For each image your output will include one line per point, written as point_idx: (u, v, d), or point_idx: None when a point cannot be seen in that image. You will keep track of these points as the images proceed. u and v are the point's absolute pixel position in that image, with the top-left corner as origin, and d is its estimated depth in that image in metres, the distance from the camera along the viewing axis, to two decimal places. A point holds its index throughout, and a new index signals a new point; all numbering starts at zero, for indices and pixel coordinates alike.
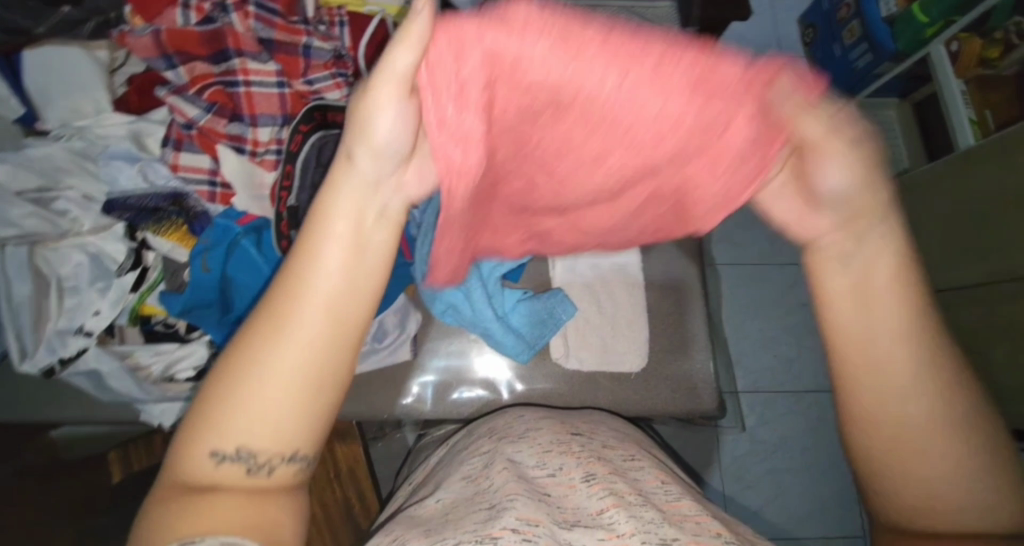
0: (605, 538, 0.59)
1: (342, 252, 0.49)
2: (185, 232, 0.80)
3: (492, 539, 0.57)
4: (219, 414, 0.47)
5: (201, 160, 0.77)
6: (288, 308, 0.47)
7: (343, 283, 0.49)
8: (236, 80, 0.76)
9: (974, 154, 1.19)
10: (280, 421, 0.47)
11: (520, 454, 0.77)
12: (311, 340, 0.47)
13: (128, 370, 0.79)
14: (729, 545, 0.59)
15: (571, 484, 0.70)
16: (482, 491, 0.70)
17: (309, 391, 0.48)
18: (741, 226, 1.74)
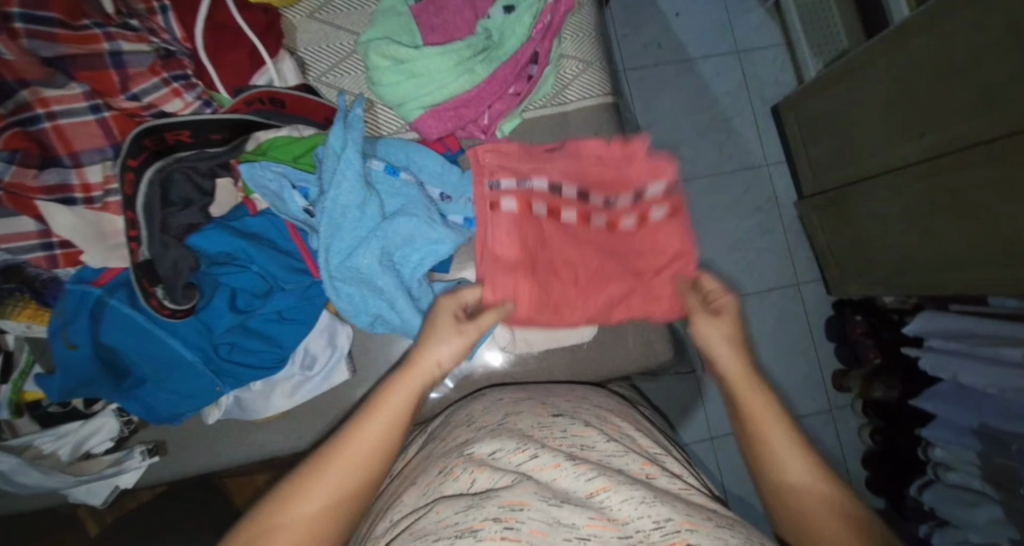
0: (595, 518, 0.51)
1: (404, 393, 0.61)
2: (37, 309, 0.69)
3: (472, 533, 0.49)
4: (268, 531, 0.52)
5: (25, 224, 0.64)
6: (357, 435, 0.57)
7: (398, 418, 0.59)
8: (37, 116, 0.63)
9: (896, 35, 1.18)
10: (313, 543, 0.52)
11: (496, 441, 0.63)
12: (360, 468, 0.56)
13: (28, 465, 0.72)
14: (724, 528, 0.51)
15: (557, 465, 0.57)
16: (460, 485, 0.58)
17: (332, 512, 0.54)
18: (687, 140, 1.73)
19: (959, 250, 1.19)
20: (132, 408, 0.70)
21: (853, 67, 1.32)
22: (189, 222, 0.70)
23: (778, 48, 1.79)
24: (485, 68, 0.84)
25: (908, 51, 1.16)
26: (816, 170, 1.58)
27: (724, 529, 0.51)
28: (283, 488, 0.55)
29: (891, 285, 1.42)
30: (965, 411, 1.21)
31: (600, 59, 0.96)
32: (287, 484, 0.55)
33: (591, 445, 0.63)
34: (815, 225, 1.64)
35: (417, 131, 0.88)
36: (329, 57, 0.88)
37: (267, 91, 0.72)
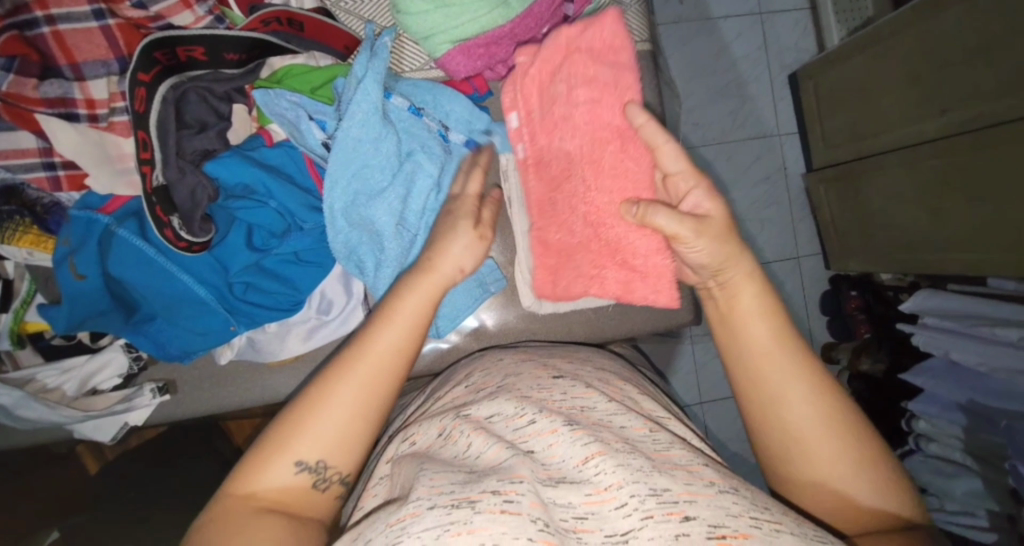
0: (592, 494, 0.47)
1: (421, 295, 0.59)
2: (39, 236, 0.63)
3: (469, 504, 0.45)
4: (300, 434, 0.51)
5: (25, 139, 0.59)
6: (379, 338, 0.55)
7: (415, 320, 0.58)
8: (35, 20, 0.57)
9: (922, 6, 1.14)
10: (352, 435, 0.53)
11: (495, 404, 0.60)
12: (385, 374, 0.54)
13: (31, 398, 0.69)
14: (727, 494, 0.48)
15: (554, 431, 0.54)
16: (461, 448, 0.55)
17: (347, 429, 0.52)
18: (702, 104, 1.67)
19: (966, 230, 1.18)
20: (142, 344, 0.68)
21: (883, 34, 1.25)
22: (204, 147, 0.65)
23: (803, 11, 1.70)
24: (521, 2, 0.78)
25: (937, 22, 1.11)
26: (827, 143, 1.54)
27: (727, 495, 0.47)
28: (312, 391, 0.52)
29: (892, 261, 1.42)
30: (954, 387, 1.24)
31: (639, 1, 0.89)
32: (319, 383, 0.53)
33: (591, 407, 0.60)
34: (823, 202, 1.61)
35: (443, 69, 0.83)
36: None
37: (286, 11, 0.66)
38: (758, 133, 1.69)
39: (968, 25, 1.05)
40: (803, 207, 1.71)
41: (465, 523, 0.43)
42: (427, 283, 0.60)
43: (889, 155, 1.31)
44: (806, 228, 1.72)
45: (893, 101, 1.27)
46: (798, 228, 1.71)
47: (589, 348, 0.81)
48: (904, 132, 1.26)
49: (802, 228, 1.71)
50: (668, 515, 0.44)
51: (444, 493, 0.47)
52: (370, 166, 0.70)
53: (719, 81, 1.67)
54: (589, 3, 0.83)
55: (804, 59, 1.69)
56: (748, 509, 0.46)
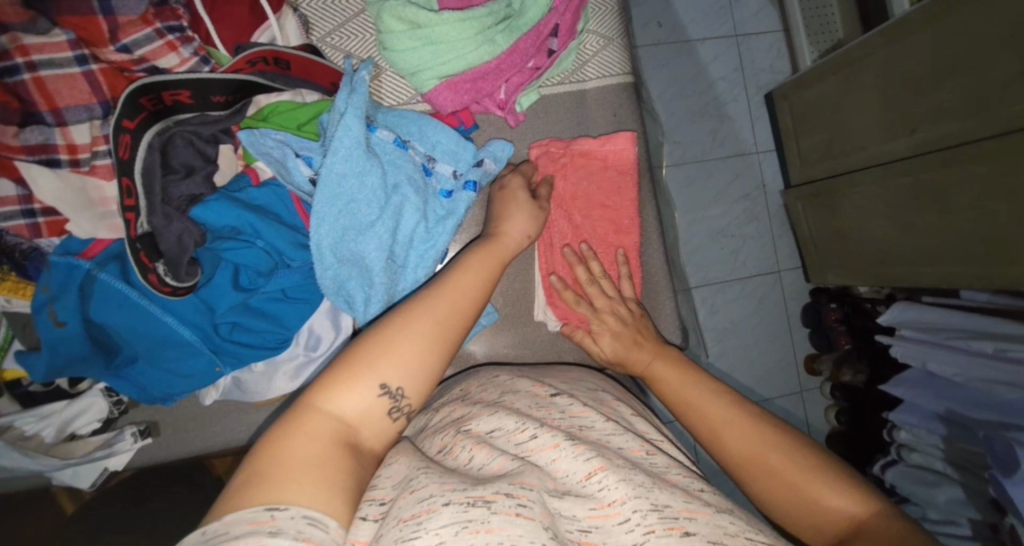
0: (597, 509, 0.49)
1: (489, 256, 0.66)
2: (18, 282, 0.62)
3: (485, 503, 0.44)
4: (383, 359, 0.52)
5: (3, 186, 0.58)
6: (454, 283, 0.60)
7: (485, 277, 0.63)
8: (15, 67, 0.56)
9: (890, 31, 1.19)
10: (428, 368, 0.54)
11: (495, 418, 0.59)
12: (459, 312, 0.58)
13: (7, 446, 0.65)
14: (723, 514, 0.50)
15: (556, 446, 0.54)
16: (464, 462, 0.54)
17: (425, 360, 0.54)
18: (681, 124, 1.71)
19: (933, 244, 1.23)
20: (123, 388, 0.67)
21: (853, 57, 1.30)
22: (191, 192, 0.65)
23: (776, 35, 1.76)
24: (507, 39, 0.80)
25: (906, 46, 1.17)
26: (803, 161, 1.59)
27: (723, 516, 0.50)
28: (397, 319, 0.55)
29: (867, 276, 1.46)
30: (933, 397, 1.27)
31: (621, 33, 0.91)
32: (404, 314, 0.56)
33: (590, 426, 0.60)
34: (800, 218, 1.66)
35: (430, 103, 0.83)
36: (333, 15, 0.80)
37: (272, 50, 0.66)
38: (737, 152, 1.74)
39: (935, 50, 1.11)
40: (782, 222, 1.75)
41: (484, 522, 0.42)
42: (495, 248, 0.68)
43: (862, 172, 1.35)
44: (785, 243, 1.76)
45: (866, 120, 1.31)
46: (778, 243, 1.76)
47: (575, 366, 0.81)
48: (878, 149, 1.30)
49: (781, 244, 1.75)
50: (670, 530, 0.46)
51: (457, 489, 0.45)
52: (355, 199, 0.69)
53: (698, 102, 1.71)
54: (573, 38, 0.86)
55: (777, 81, 1.75)
56: (744, 529, 0.49)
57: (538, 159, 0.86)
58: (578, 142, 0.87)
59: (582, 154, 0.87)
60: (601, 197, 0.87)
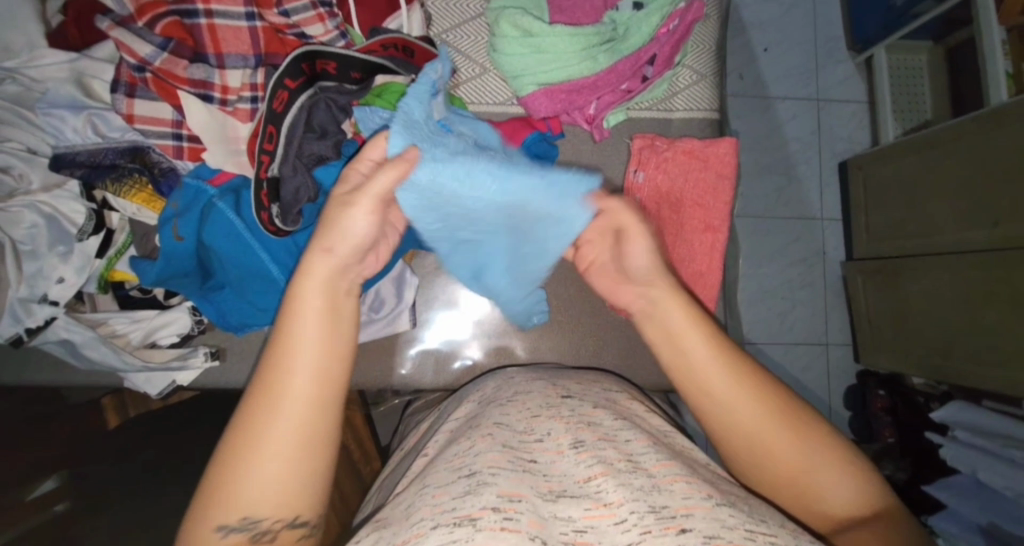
0: (592, 509, 0.50)
1: (322, 295, 0.54)
2: (152, 195, 0.69)
3: (471, 521, 0.47)
4: (229, 494, 0.48)
5: (162, 110, 0.66)
6: (299, 367, 0.51)
7: (325, 356, 0.53)
8: (195, 11, 0.66)
9: (985, 117, 1.17)
10: (291, 479, 0.50)
11: (504, 416, 0.64)
12: (318, 402, 0.51)
13: (100, 340, 0.73)
14: (723, 507, 0.50)
15: (559, 451, 0.58)
16: (463, 449, 0.58)
17: (302, 462, 0.50)
18: (748, 178, 1.70)
19: (1004, 345, 1.18)
20: (206, 310, 0.74)
21: (939, 138, 1.28)
22: (319, 154, 0.70)
23: (860, 105, 1.74)
24: (608, 58, 0.85)
25: (1000, 135, 1.14)
26: (870, 235, 1.54)
27: (723, 509, 0.49)
28: (235, 437, 0.50)
29: (925, 366, 1.39)
30: (977, 507, 1.18)
31: (714, 73, 0.95)
32: (239, 430, 0.50)
33: (598, 423, 0.63)
34: (858, 293, 1.59)
35: (524, 107, 0.88)
36: (454, 15, 0.88)
37: (403, 39, 0.73)
38: (802, 213, 1.71)
39: None
40: (838, 293, 1.70)
41: (467, 539, 0.45)
42: (325, 277, 0.54)
43: (931, 257, 1.31)
44: (838, 314, 1.70)
45: (947, 206, 1.27)
46: (830, 313, 1.70)
47: (608, 374, 0.83)
48: (954, 237, 1.26)
49: (834, 314, 1.69)
50: (666, 528, 0.46)
51: (445, 512, 0.49)
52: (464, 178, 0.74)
53: (769, 158, 1.71)
54: (668, 69, 0.90)
55: (854, 150, 1.73)
56: (744, 523, 0.48)
57: (642, 147, 0.89)
58: (682, 141, 0.89)
59: (685, 152, 0.89)
60: (695, 195, 0.89)
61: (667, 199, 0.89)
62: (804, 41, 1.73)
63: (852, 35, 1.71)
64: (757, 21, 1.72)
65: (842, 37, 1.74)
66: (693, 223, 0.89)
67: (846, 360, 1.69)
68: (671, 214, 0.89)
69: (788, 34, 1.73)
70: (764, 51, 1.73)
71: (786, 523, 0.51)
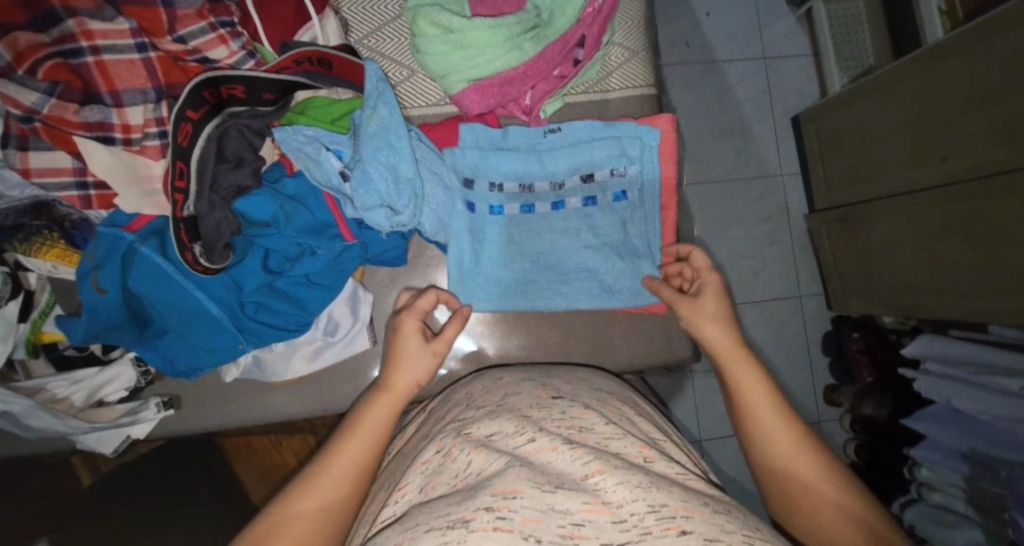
0: (590, 503, 0.49)
1: (377, 421, 0.64)
2: (65, 249, 0.67)
3: (464, 523, 0.46)
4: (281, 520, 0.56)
5: (62, 159, 0.63)
6: (391, 387, 0.66)
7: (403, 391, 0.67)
8: (80, 49, 0.61)
9: (925, 57, 1.18)
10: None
11: (495, 422, 0.60)
12: (376, 437, 0.62)
13: (40, 407, 0.69)
14: (720, 513, 0.49)
15: (555, 449, 0.54)
16: (460, 468, 0.54)
17: (342, 494, 0.58)
18: (703, 145, 1.70)
19: (958, 275, 1.21)
20: (150, 358, 0.70)
21: (886, 83, 1.29)
22: (238, 184, 0.68)
23: (806, 59, 1.74)
24: (534, 46, 0.82)
25: (940, 73, 1.15)
26: (828, 186, 1.57)
27: (720, 513, 0.49)
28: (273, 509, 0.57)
29: (891, 306, 1.43)
30: (955, 434, 1.22)
31: (647, 47, 0.93)
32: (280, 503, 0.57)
33: (589, 428, 0.59)
34: (823, 240, 1.63)
35: (458, 105, 0.86)
36: (372, 19, 0.85)
37: (317, 51, 0.70)
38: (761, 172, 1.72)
39: (979, 71, 1.07)
40: (805, 246, 1.72)
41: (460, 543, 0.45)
42: (382, 402, 0.65)
43: (891, 198, 1.33)
44: (806, 267, 1.72)
45: (895, 148, 1.29)
46: (799, 267, 1.72)
47: (585, 368, 0.81)
48: (910, 175, 1.27)
49: (802, 267, 1.72)
50: (666, 530, 0.46)
51: (440, 514, 0.48)
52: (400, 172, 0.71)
53: (723, 122, 1.70)
54: (598, 49, 0.88)
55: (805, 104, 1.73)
56: (741, 528, 0.48)
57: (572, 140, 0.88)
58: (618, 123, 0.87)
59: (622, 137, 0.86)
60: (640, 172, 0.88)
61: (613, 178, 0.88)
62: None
63: None
64: None
65: None
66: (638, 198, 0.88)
67: (819, 310, 1.72)
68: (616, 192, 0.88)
69: None
70: (706, 15, 1.71)
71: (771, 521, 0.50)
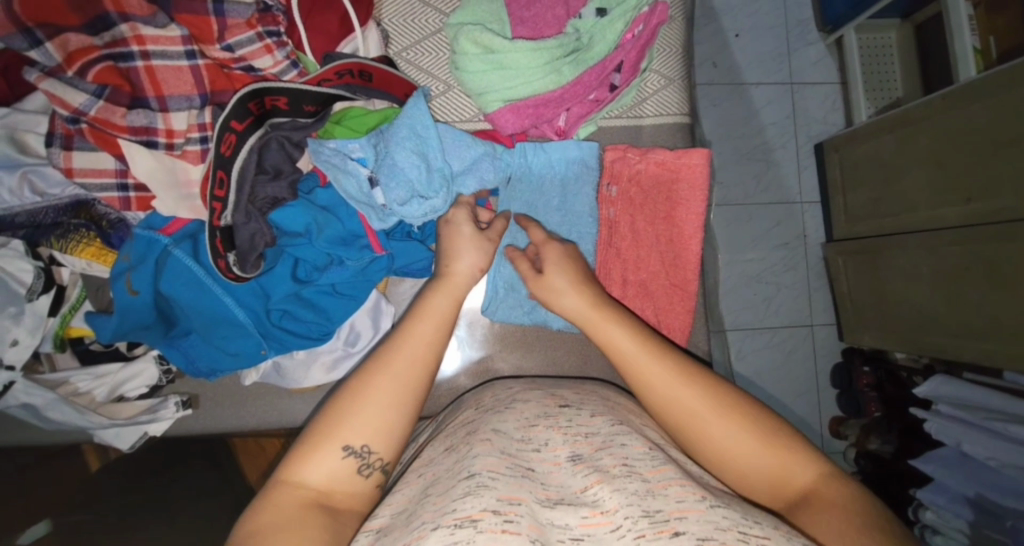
0: (588, 517, 0.49)
1: (443, 302, 0.65)
2: (101, 249, 0.67)
3: (472, 523, 0.46)
4: (332, 426, 0.55)
5: (104, 160, 0.64)
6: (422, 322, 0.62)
7: (445, 316, 0.64)
8: (131, 53, 0.62)
9: (952, 96, 1.17)
10: (391, 422, 0.56)
11: (503, 424, 0.61)
12: (422, 359, 0.60)
13: (63, 400, 0.70)
14: (717, 509, 0.49)
15: (557, 463, 0.56)
16: (461, 456, 0.56)
17: (394, 411, 0.57)
18: (726, 165, 1.69)
19: (980, 321, 1.19)
20: (174, 357, 0.71)
21: (909, 118, 1.28)
22: (274, 196, 0.69)
23: (834, 87, 1.72)
24: (572, 71, 0.82)
25: (966, 112, 1.15)
26: (849, 215, 1.55)
27: (717, 511, 0.48)
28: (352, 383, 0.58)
29: (906, 343, 1.40)
30: (963, 479, 1.20)
31: (681, 75, 0.93)
32: (358, 376, 0.58)
33: (595, 432, 0.60)
34: (840, 272, 1.60)
35: (491, 122, 0.86)
36: (412, 32, 0.86)
37: (358, 63, 0.70)
38: (781, 198, 1.70)
39: (1011, 116, 1.06)
40: (821, 275, 1.70)
41: (468, 542, 0.44)
42: (450, 285, 0.66)
43: (910, 237, 1.31)
44: (821, 296, 1.70)
45: (918, 183, 1.28)
46: (813, 296, 1.70)
47: (599, 383, 0.81)
48: (930, 213, 1.26)
49: (817, 296, 1.69)
50: (659, 532, 0.46)
51: (446, 512, 0.47)
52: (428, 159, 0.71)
53: (745, 144, 1.69)
54: (635, 76, 0.88)
55: (830, 132, 1.71)
56: (738, 523, 0.47)
57: (611, 161, 0.87)
58: (653, 152, 0.87)
59: (657, 164, 0.87)
60: (673, 199, 0.88)
61: (639, 208, 0.88)
62: (774, 24, 1.71)
63: (821, 18, 1.70)
64: (727, 5, 1.70)
65: (812, 19, 1.72)
66: (675, 216, 0.88)
67: (830, 341, 1.70)
68: (646, 211, 0.88)
69: (757, 17, 1.71)
70: (736, 36, 1.70)
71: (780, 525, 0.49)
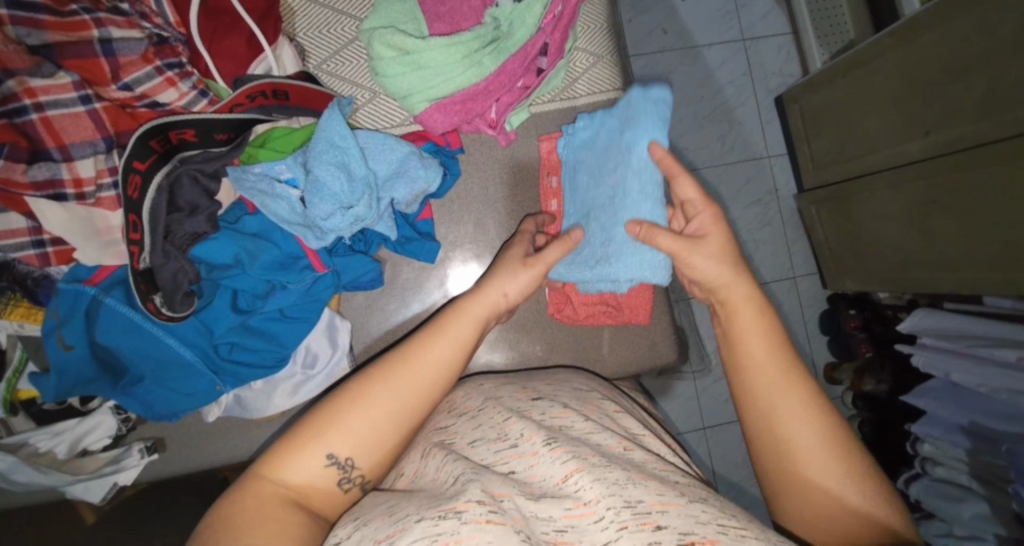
0: (572, 509, 0.48)
1: (470, 323, 0.62)
2: (29, 308, 0.68)
3: (456, 514, 0.45)
4: (322, 432, 0.54)
5: (15, 220, 0.64)
6: (443, 340, 0.60)
7: (468, 338, 0.61)
8: (24, 107, 0.61)
9: (901, 31, 1.15)
10: (384, 436, 0.55)
11: (477, 430, 0.61)
12: (436, 376, 0.57)
13: (23, 463, 0.69)
14: (696, 503, 0.48)
15: (535, 453, 0.54)
16: (443, 463, 0.55)
17: (390, 423, 0.55)
18: (689, 130, 1.68)
19: (952, 251, 1.18)
20: (131, 406, 0.70)
21: (862, 58, 1.27)
22: (194, 231, 0.69)
23: (785, 38, 1.71)
24: (495, 60, 0.80)
25: (915, 47, 1.13)
26: (816, 164, 1.54)
27: (697, 505, 0.48)
28: (351, 387, 0.56)
29: (888, 282, 1.40)
30: (956, 409, 1.19)
31: (612, 50, 0.92)
32: (358, 381, 0.56)
33: (569, 425, 0.59)
34: (815, 223, 1.60)
35: (422, 124, 0.85)
36: (330, 43, 0.84)
37: (270, 83, 0.68)
38: (748, 156, 1.70)
39: (962, 43, 1.04)
40: (795, 227, 1.70)
41: (452, 534, 0.44)
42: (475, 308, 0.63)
43: (874, 178, 1.31)
44: (798, 248, 1.70)
45: (878, 122, 1.27)
46: (791, 249, 1.70)
47: (567, 370, 0.80)
48: (893, 151, 1.25)
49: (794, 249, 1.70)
50: (641, 525, 0.46)
51: (431, 507, 0.47)
52: (349, 169, 0.71)
53: (705, 107, 1.68)
54: (561, 57, 0.86)
55: (787, 84, 1.70)
56: (717, 517, 0.47)
57: (549, 151, 0.87)
58: None
59: None
60: None
61: None
62: None
63: None
64: None
65: None
66: None
67: (812, 291, 1.71)
68: None
69: None
70: None
71: (756, 519, 0.49)
